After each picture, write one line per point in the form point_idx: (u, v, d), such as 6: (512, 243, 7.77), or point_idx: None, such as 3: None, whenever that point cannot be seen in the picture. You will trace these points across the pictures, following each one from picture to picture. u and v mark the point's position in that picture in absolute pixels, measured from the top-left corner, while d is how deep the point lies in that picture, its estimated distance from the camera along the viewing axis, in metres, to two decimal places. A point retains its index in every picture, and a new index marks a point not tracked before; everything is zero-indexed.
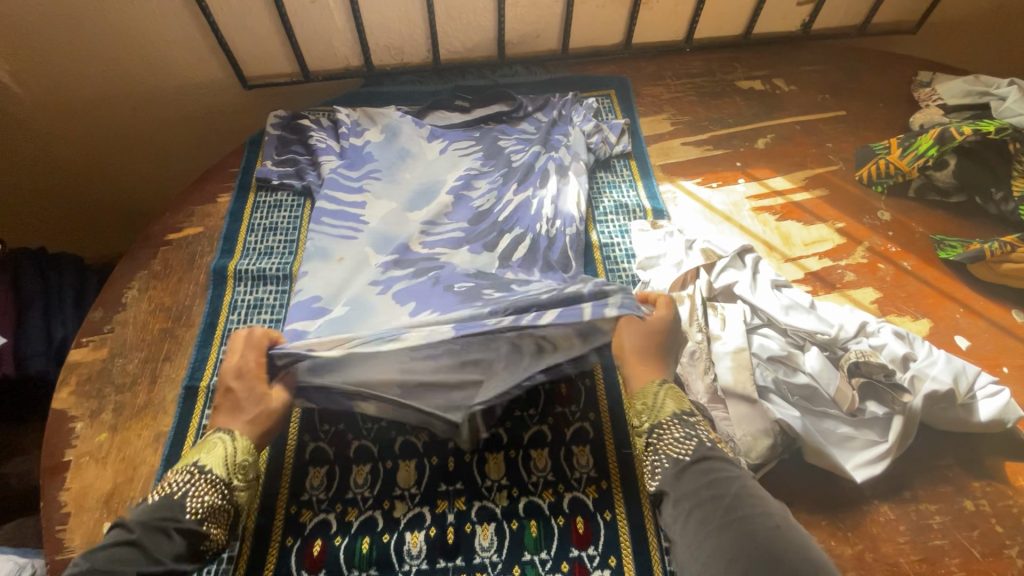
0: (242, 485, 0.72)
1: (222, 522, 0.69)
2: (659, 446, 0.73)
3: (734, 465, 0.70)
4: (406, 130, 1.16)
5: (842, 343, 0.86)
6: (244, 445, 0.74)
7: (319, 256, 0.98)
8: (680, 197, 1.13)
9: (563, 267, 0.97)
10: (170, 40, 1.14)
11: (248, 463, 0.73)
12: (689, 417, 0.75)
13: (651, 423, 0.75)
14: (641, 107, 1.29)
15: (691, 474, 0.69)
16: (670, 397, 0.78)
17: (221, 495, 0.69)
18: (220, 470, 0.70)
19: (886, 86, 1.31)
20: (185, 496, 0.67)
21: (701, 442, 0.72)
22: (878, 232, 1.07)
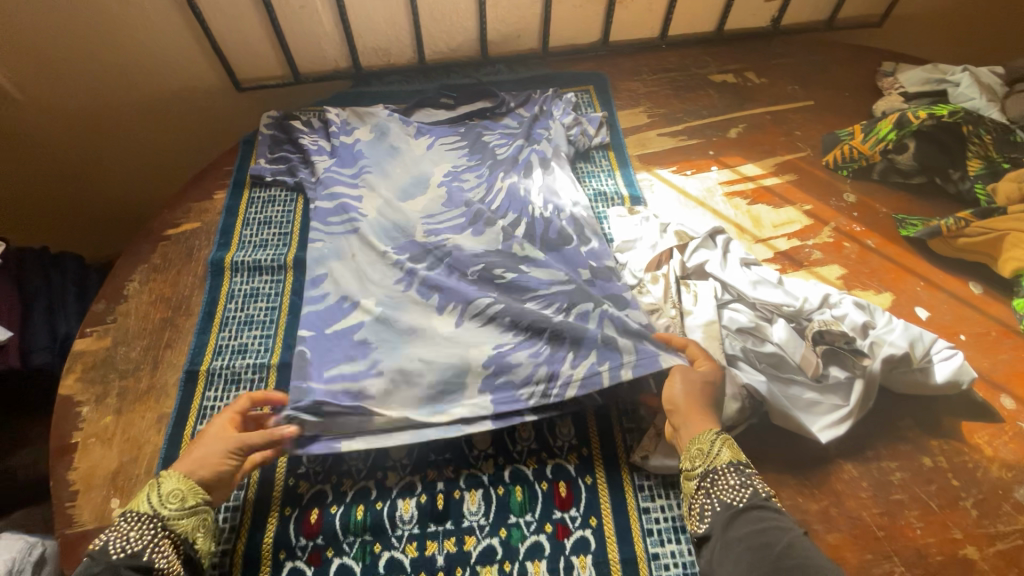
0: (175, 513, 0.71)
1: (162, 551, 0.68)
2: (712, 491, 0.74)
3: (786, 516, 0.70)
4: (393, 128, 1.22)
5: (806, 314, 0.92)
6: (170, 477, 0.73)
7: (332, 254, 1.03)
8: (656, 184, 1.19)
9: (561, 245, 1.02)
10: (166, 46, 1.19)
11: (178, 491, 0.72)
12: (746, 468, 0.74)
13: (705, 468, 0.75)
14: (619, 101, 1.34)
15: (744, 521, 0.70)
16: (726, 445, 0.76)
17: (151, 527, 0.69)
18: (145, 507, 0.71)
19: (852, 76, 1.37)
20: (109, 542, 0.68)
21: (756, 492, 0.72)
22: (844, 213, 1.13)
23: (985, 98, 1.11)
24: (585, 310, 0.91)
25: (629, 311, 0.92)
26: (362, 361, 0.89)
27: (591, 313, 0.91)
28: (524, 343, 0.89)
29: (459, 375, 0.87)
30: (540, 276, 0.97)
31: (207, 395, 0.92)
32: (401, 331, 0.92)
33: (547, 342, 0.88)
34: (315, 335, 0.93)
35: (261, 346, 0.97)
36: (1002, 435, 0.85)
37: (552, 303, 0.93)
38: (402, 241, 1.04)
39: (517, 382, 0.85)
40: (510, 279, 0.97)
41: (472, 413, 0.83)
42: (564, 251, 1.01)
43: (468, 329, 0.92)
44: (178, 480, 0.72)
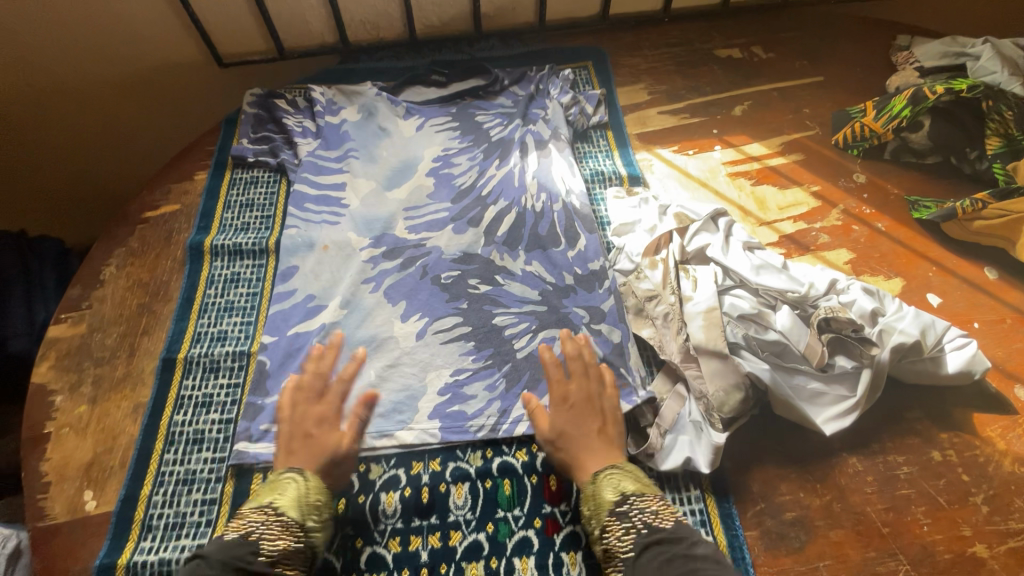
0: (316, 526, 0.70)
1: (296, 565, 0.67)
2: (609, 549, 0.68)
3: (678, 536, 0.66)
4: (381, 109, 1.19)
5: (812, 301, 0.87)
6: (316, 485, 0.72)
7: (303, 245, 1.01)
8: (656, 164, 1.13)
9: (551, 243, 1.00)
10: (143, 18, 1.13)
11: (322, 504, 0.71)
12: (624, 504, 0.70)
13: (597, 527, 0.71)
14: (618, 77, 1.28)
15: (643, 569, 0.65)
16: (608, 484, 0.72)
17: (296, 536, 0.68)
18: (291, 510, 0.69)
19: (864, 51, 1.30)
20: (259, 538, 0.66)
21: (640, 530, 0.67)
22: (853, 194, 1.07)
23: (1007, 72, 1.05)
24: (550, 336, 0.90)
25: (597, 324, 0.91)
26: None
27: (558, 338, 0.90)
28: (484, 371, 0.87)
29: (411, 398, 0.85)
30: (515, 292, 0.95)
31: (185, 384, 0.88)
32: (361, 342, 0.90)
33: (506, 373, 0.87)
34: (277, 340, 0.90)
35: (241, 333, 0.93)
36: (1016, 428, 0.81)
37: (521, 325, 0.92)
38: (376, 236, 1.02)
39: (468, 413, 0.84)
40: (485, 290, 0.95)
41: (416, 439, 0.82)
42: (548, 253, 0.99)
43: (429, 345, 0.90)
44: (314, 487, 0.72)
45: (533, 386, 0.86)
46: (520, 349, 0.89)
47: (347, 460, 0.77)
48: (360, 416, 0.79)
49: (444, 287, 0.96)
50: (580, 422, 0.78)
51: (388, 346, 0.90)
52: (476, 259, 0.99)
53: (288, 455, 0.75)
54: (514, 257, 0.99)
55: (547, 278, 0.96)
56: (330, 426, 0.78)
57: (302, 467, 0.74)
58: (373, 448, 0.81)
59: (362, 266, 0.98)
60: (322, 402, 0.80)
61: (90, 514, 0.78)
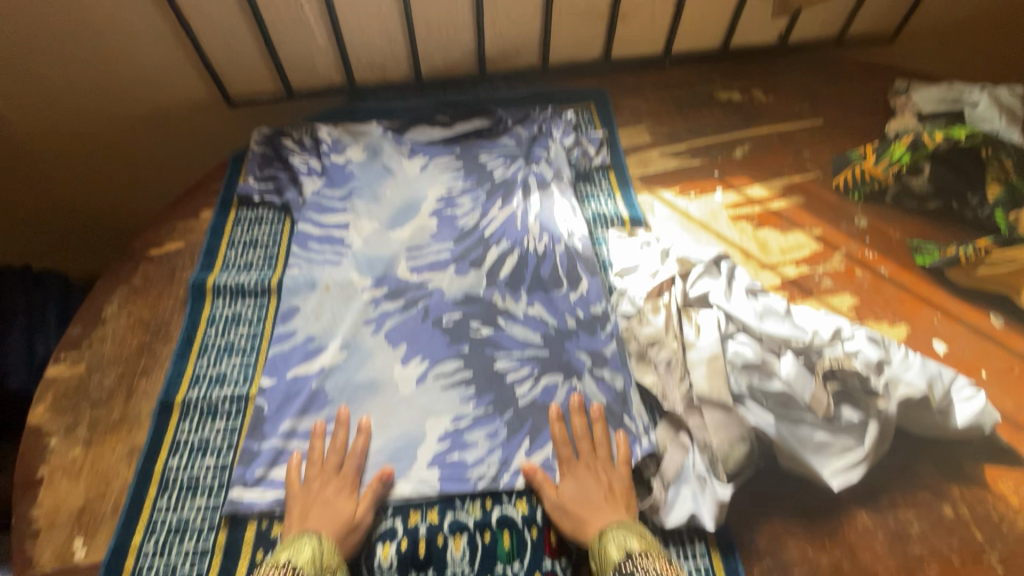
0: None
1: None
2: None
3: None
4: (386, 148, 1.20)
5: (817, 349, 0.86)
6: (331, 547, 0.72)
7: (305, 286, 1.01)
8: (658, 206, 1.13)
9: (553, 286, 1.00)
10: (156, 58, 1.16)
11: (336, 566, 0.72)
12: (627, 564, 0.69)
13: None
14: (621, 118, 1.29)
15: None
16: (614, 542, 0.72)
17: None
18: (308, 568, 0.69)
19: (863, 95, 1.32)
20: None
21: None
22: (855, 238, 1.08)
23: (1004, 121, 1.06)
24: (552, 382, 0.90)
25: (601, 370, 0.90)
26: (319, 414, 0.87)
27: (559, 384, 0.90)
28: (484, 418, 0.86)
29: (410, 445, 0.84)
30: (516, 335, 0.95)
31: (182, 428, 0.87)
32: (362, 386, 0.90)
33: (507, 420, 0.86)
34: (276, 383, 0.90)
35: (240, 375, 0.93)
36: None
37: (523, 370, 0.91)
38: (379, 277, 1.02)
39: (468, 462, 0.83)
40: (487, 333, 0.95)
41: (414, 490, 0.80)
42: (550, 295, 0.99)
43: (430, 391, 0.89)
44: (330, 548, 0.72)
45: (535, 434, 0.85)
46: (522, 395, 0.89)
47: (362, 527, 0.76)
48: (376, 488, 0.79)
49: (445, 330, 0.95)
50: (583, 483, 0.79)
51: (389, 391, 0.89)
52: (478, 301, 0.99)
53: (303, 520, 0.76)
54: (516, 299, 0.99)
55: (549, 321, 0.96)
56: (347, 497, 0.78)
57: (320, 530, 0.74)
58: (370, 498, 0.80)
59: (363, 308, 0.98)
60: (339, 475, 0.80)
61: (79, 563, 0.76)
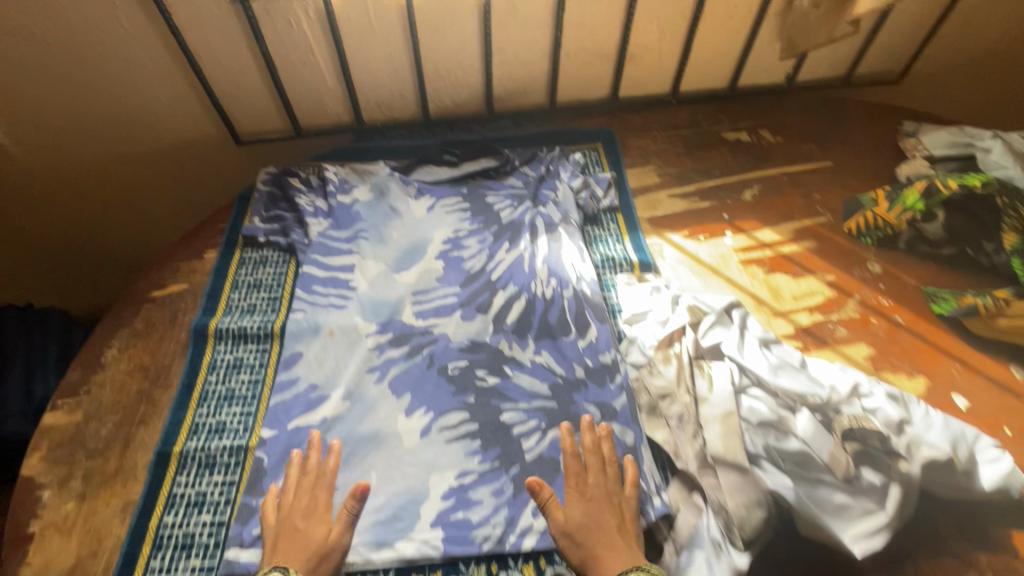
0: None
1: None
2: None
3: None
4: (393, 189, 1.20)
5: (834, 406, 0.83)
6: None
7: (309, 331, 0.99)
8: (667, 249, 1.12)
9: (560, 333, 0.98)
10: (166, 99, 1.17)
11: None
12: None
13: None
14: (629, 159, 1.29)
15: None
16: None
17: None
18: None
19: (873, 136, 1.32)
20: None
21: None
22: (869, 284, 1.05)
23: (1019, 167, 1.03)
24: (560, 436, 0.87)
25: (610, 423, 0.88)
26: None
27: None
28: (490, 474, 0.84)
29: (413, 503, 0.81)
30: (523, 385, 0.93)
31: (178, 481, 0.84)
32: (365, 438, 0.87)
33: (514, 476, 0.83)
34: (277, 435, 0.87)
35: (240, 425, 0.90)
36: None
37: (530, 422, 0.89)
38: (383, 322, 1.00)
39: (473, 521, 0.80)
40: (493, 383, 0.92)
41: (416, 552, 0.77)
42: (558, 343, 0.97)
43: (434, 444, 0.86)
44: None
45: None
46: (529, 450, 0.86)
47: (333, 555, 0.75)
48: (349, 508, 0.78)
49: (450, 379, 0.93)
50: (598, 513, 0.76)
51: (391, 444, 0.87)
52: (484, 348, 0.97)
53: (272, 553, 0.74)
54: (523, 347, 0.97)
55: (556, 371, 0.94)
56: (317, 520, 0.77)
57: (290, 563, 0.72)
58: (371, 561, 0.76)
59: (367, 354, 0.96)
60: (311, 494, 0.80)
61: None
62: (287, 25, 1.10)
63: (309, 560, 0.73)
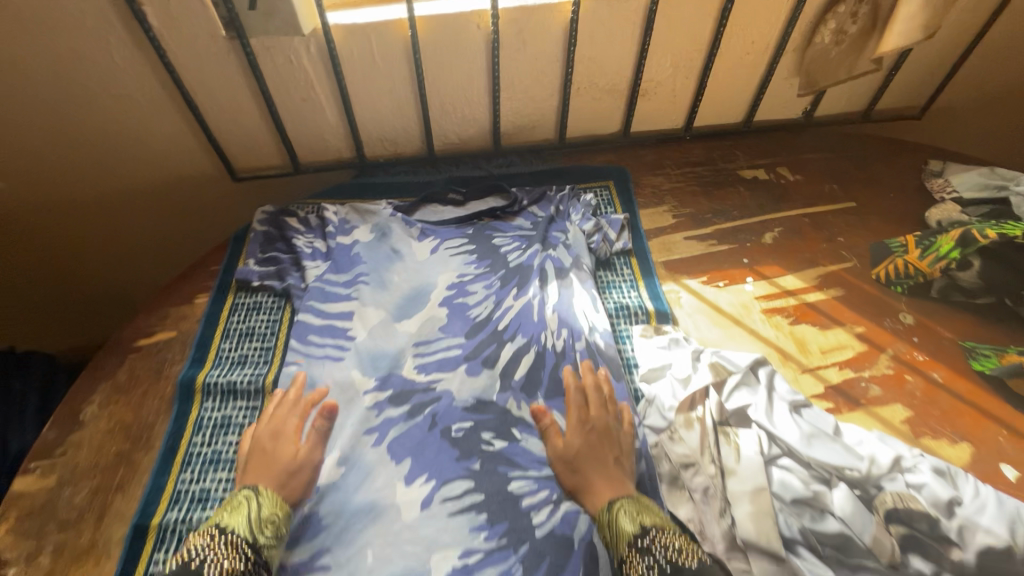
0: (269, 542, 0.73)
1: None
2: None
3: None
4: (395, 230, 1.15)
5: (875, 481, 0.76)
6: (269, 501, 0.76)
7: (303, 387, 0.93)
8: (684, 297, 1.06)
9: None
10: (159, 136, 1.12)
11: (276, 519, 0.75)
12: (647, 536, 0.71)
13: (615, 557, 0.72)
14: (642, 198, 1.24)
15: None
16: (625, 515, 0.73)
17: (245, 552, 0.70)
18: (242, 527, 0.72)
19: (895, 176, 1.26)
20: (204, 563, 0.68)
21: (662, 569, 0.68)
22: (902, 337, 0.99)
23: None
24: (573, 509, 0.80)
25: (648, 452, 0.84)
26: (312, 545, 0.77)
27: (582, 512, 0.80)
28: (497, 554, 0.76)
29: None
30: (533, 450, 0.85)
31: (154, 559, 0.77)
32: (360, 510, 0.80)
33: (523, 556, 0.76)
34: None
35: (225, 493, 0.83)
36: None
37: (540, 494, 0.81)
38: (383, 377, 0.94)
39: None
40: (500, 447, 0.85)
41: None
42: None
43: (435, 518, 0.79)
44: (270, 507, 0.76)
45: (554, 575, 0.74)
46: (540, 525, 0.78)
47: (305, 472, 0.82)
48: (318, 426, 0.87)
49: (454, 443, 0.86)
50: (593, 445, 0.81)
51: (389, 519, 0.79)
52: (491, 408, 0.90)
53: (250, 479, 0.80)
54: (533, 405, 0.90)
55: None
56: (286, 439, 0.84)
57: (261, 482, 0.79)
58: None
59: (364, 413, 0.90)
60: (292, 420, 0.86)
61: None
62: (287, 61, 1.06)
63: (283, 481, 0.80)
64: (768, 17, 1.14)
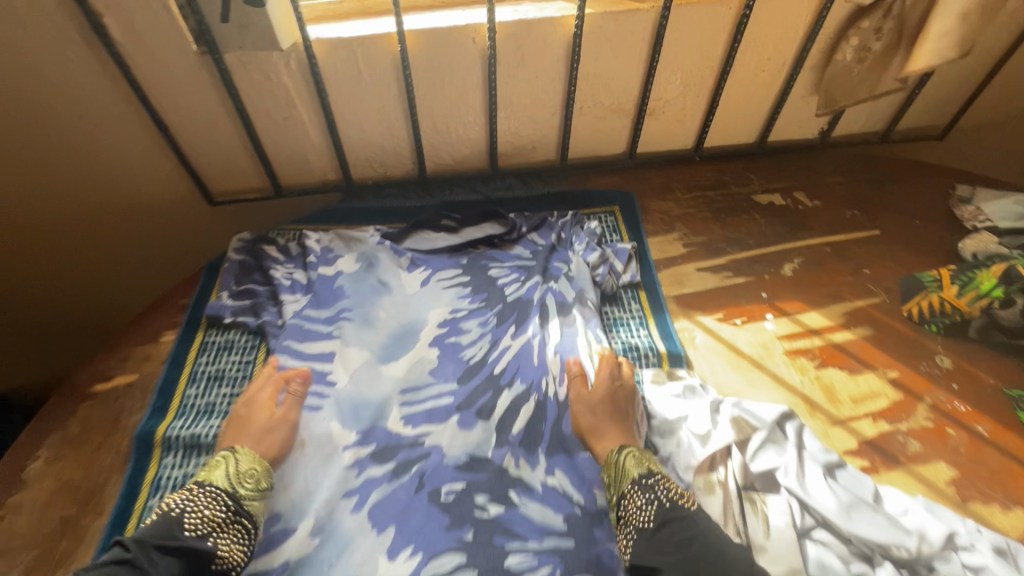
0: (251, 493, 0.73)
1: (229, 535, 0.69)
2: (627, 517, 0.70)
3: (696, 518, 0.67)
4: (383, 260, 1.05)
5: (925, 561, 0.67)
6: (249, 457, 0.76)
7: None
8: (699, 336, 0.96)
9: (577, 445, 0.82)
10: (126, 158, 1.03)
11: (257, 472, 0.75)
12: (649, 480, 0.71)
13: (617, 496, 0.72)
14: (650, 225, 1.15)
15: (658, 540, 0.66)
16: (631, 459, 0.74)
17: (224, 504, 0.70)
18: (222, 481, 0.72)
19: (920, 201, 1.18)
20: (183, 514, 0.68)
21: (662, 505, 0.69)
22: (940, 384, 0.89)
23: None
24: None
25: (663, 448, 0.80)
26: None
27: None
28: None
29: None
30: (533, 517, 0.75)
31: None
32: None
33: None
34: None
35: None
36: None
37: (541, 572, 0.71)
38: (366, 429, 0.84)
39: None
40: (496, 514, 0.75)
41: None
42: (574, 458, 0.81)
43: None
44: (252, 461, 0.76)
45: None
46: None
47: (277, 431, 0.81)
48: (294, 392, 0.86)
49: (444, 508, 0.76)
50: (618, 400, 0.81)
51: None
52: (486, 466, 0.80)
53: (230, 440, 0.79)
54: (532, 463, 0.80)
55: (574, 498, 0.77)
56: (259, 406, 0.82)
57: (237, 442, 0.78)
58: None
59: (343, 472, 0.80)
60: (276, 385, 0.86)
61: None
62: (265, 77, 0.97)
63: (255, 439, 0.79)
64: (785, 32, 1.05)
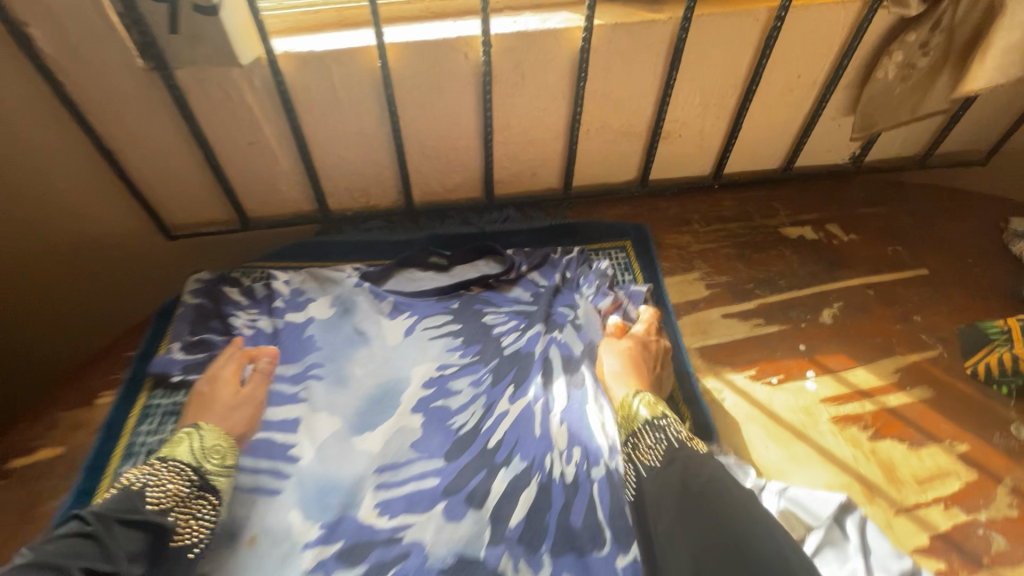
0: (216, 469, 0.68)
1: (192, 512, 0.64)
2: (635, 455, 0.68)
3: (701, 455, 0.65)
4: (362, 306, 0.91)
5: None
6: (214, 434, 0.71)
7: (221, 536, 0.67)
8: (728, 398, 0.82)
9: (588, 542, 0.67)
10: (64, 188, 0.89)
11: (222, 449, 0.70)
12: (660, 421, 0.69)
13: (627, 434, 0.71)
14: (666, 263, 1.02)
15: (663, 476, 0.63)
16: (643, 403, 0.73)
17: (187, 479, 0.66)
18: (186, 457, 0.67)
19: (968, 237, 1.06)
20: (145, 487, 0.63)
21: (671, 445, 0.66)
22: (1018, 460, 0.76)
23: None
24: None
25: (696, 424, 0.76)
26: None
27: None
28: None
29: None
30: None
31: None
32: None
33: None
34: None
35: None
36: None
37: None
38: (332, 520, 0.69)
39: None
40: None
41: None
42: (584, 560, 0.66)
43: None
44: (218, 436, 0.71)
45: None
46: None
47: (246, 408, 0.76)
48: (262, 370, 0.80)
49: None
50: (644, 355, 0.80)
51: None
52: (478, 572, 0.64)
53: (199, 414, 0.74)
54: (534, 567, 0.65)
55: None
56: (223, 383, 0.77)
57: (199, 420, 0.73)
58: None
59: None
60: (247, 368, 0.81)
61: None
62: (226, 96, 0.84)
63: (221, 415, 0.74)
64: (820, 48, 0.93)
